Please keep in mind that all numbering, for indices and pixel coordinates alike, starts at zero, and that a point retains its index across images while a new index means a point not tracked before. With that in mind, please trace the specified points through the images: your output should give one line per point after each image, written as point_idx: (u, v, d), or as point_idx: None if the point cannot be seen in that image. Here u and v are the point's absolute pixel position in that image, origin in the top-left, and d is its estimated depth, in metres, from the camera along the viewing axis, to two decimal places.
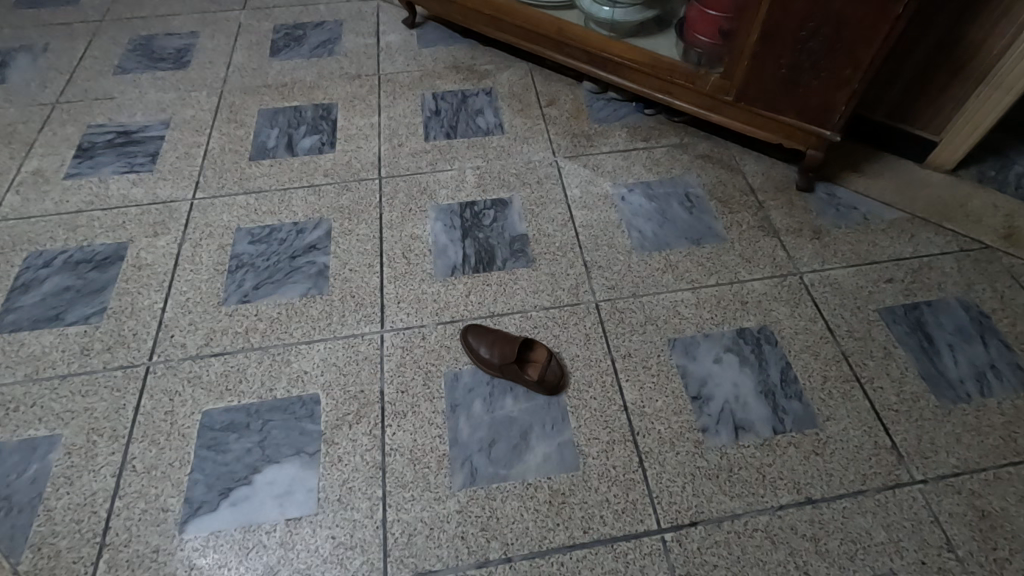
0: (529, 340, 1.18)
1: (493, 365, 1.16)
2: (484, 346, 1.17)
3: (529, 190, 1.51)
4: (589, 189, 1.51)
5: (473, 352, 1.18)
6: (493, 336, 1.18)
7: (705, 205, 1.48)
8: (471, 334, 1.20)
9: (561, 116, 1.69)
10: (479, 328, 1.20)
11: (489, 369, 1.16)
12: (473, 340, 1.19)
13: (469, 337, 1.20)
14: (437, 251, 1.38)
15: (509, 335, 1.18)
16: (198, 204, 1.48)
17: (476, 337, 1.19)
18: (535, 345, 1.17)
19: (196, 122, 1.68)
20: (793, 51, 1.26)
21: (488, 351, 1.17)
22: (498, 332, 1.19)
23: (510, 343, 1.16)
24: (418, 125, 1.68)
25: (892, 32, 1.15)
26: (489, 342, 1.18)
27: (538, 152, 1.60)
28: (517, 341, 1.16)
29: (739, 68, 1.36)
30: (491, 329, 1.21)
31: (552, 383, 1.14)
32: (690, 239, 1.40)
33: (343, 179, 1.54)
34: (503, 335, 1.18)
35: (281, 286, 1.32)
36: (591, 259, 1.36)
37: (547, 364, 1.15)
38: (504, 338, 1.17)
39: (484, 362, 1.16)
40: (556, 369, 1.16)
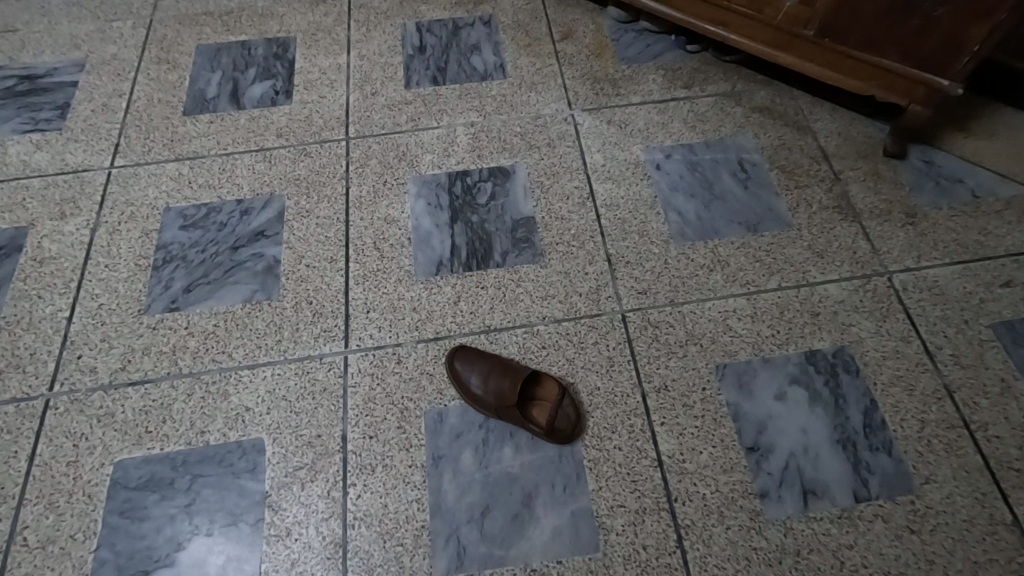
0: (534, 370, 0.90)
1: (486, 401, 0.89)
2: (474, 375, 0.91)
3: (536, 157, 1.18)
4: (613, 155, 1.18)
5: (460, 382, 0.91)
6: (486, 363, 0.91)
7: (764, 176, 1.15)
8: (458, 357, 0.93)
9: (579, 54, 1.32)
10: (470, 349, 0.93)
11: (481, 405, 0.90)
12: (460, 367, 0.92)
13: (453, 361, 0.93)
14: (418, 240, 1.08)
15: (508, 362, 0.91)
16: (118, 174, 1.17)
17: (465, 364, 0.92)
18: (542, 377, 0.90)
19: (118, 62, 1.33)
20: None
21: (480, 383, 0.90)
22: (493, 357, 0.92)
23: (509, 374, 0.89)
24: (397, 66, 1.32)
25: None
26: (482, 369, 0.91)
27: (549, 104, 1.25)
28: (518, 372, 0.89)
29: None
30: (485, 352, 0.93)
31: (563, 430, 0.87)
32: (745, 224, 1.09)
33: (300, 141, 1.21)
34: (500, 362, 0.91)
35: (219, 288, 1.04)
36: (615, 253, 1.06)
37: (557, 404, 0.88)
38: (501, 366, 0.90)
39: (474, 396, 0.90)
40: (569, 408, 0.89)
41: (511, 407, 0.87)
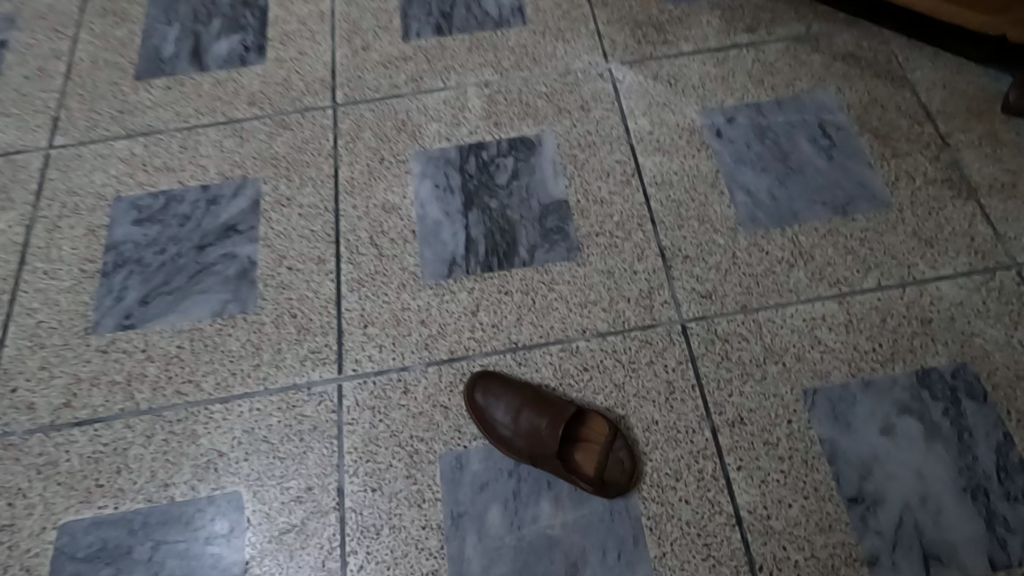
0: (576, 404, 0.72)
1: (517, 443, 0.71)
2: (500, 409, 0.73)
3: (566, 124, 0.95)
4: (662, 119, 0.95)
5: (481, 418, 0.73)
6: (513, 394, 0.73)
7: (853, 143, 0.92)
8: (478, 385, 0.75)
9: None
10: (491, 377, 0.75)
11: (509, 448, 0.71)
12: (481, 400, 0.74)
13: (470, 392, 0.75)
14: (425, 234, 0.88)
15: (542, 394, 0.73)
16: (58, 157, 0.96)
17: (487, 395, 0.74)
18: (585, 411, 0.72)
19: (55, 16, 1.10)
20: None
21: (507, 420, 0.72)
22: (522, 387, 0.74)
23: (546, 409, 0.71)
24: (392, 13, 1.08)
25: None
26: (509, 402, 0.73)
27: (580, 56, 1.01)
28: (556, 407, 0.71)
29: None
30: (512, 379, 0.75)
31: (615, 480, 0.70)
32: (832, 205, 0.87)
33: (277, 110, 0.99)
34: (532, 394, 0.73)
35: (182, 299, 0.84)
36: (669, 245, 0.85)
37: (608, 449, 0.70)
38: (534, 398, 0.72)
39: (501, 437, 0.72)
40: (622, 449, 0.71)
41: (551, 451, 0.69)
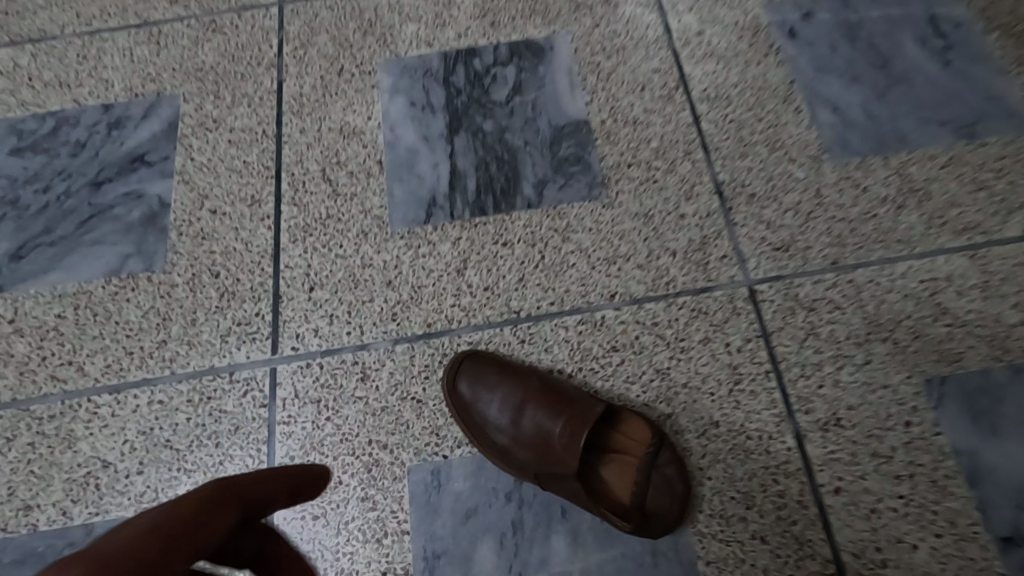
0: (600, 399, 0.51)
1: (518, 455, 0.51)
2: (494, 408, 0.52)
3: (586, 22, 0.71)
4: (715, 15, 0.71)
5: (467, 419, 0.53)
6: (512, 386, 0.53)
7: (977, 43, 0.67)
8: (461, 373, 0.54)
9: None
10: (481, 361, 0.54)
11: (505, 462, 0.51)
12: (467, 394, 0.53)
13: (451, 383, 0.54)
14: (396, 166, 0.65)
15: (551, 385, 0.52)
16: None
17: (475, 388, 0.53)
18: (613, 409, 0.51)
19: None
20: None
21: (505, 422, 0.52)
22: (524, 376, 0.53)
23: (557, 407, 0.50)
24: None
25: None
26: (507, 398, 0.52)
27: None
28: (571, 404, 0.50)
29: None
30: (510, 364, 0.54)
31: (659, 508, 0.48)
32: (952, 125, 0.63)
33: (206, 9, 0.75)
34: (536, 385, 0.52)
35: (67, 253, 0.62)
36: (728, 181, 0.62)
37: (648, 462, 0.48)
38: (540, 392, 0.52)
39: (495, 446, 0.52)
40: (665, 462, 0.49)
41: (564, 468, 0.48)
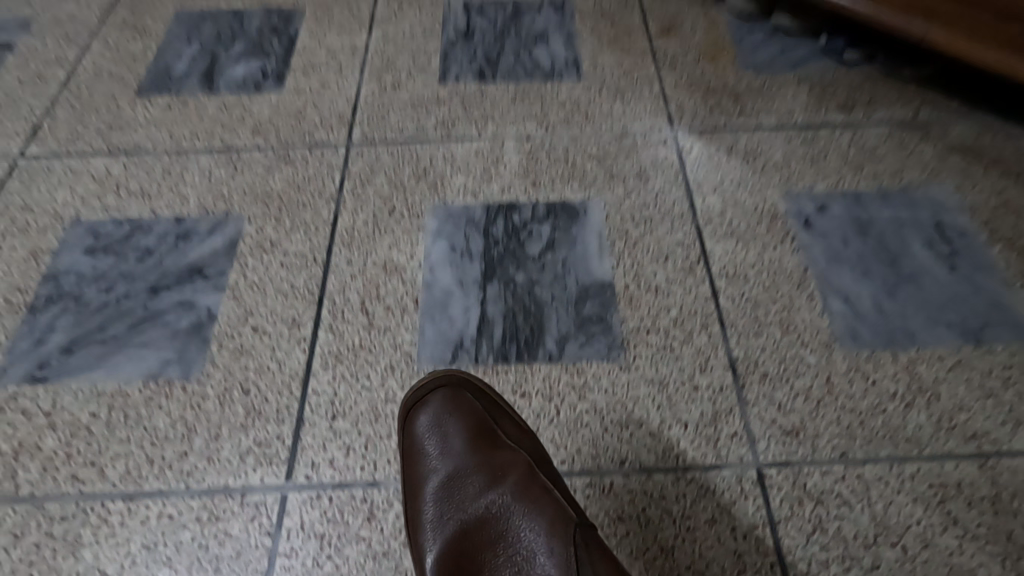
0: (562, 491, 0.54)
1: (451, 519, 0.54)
2: (446, 458, 0.57)
3: (619, 193, 0.79)
4: (736, 199, 0.78)
5: (416, 457, 0.58)
6: (472, 445, 0.57)
7: (982, 252, 0.73)
8: (426, 405, 0.59)
9: (683, 57, 0.95)
10: (453, 398, 0.59)
11: (428, 520, 0.54)
12: (427, 438, 0.58)
13: (417, 417, 0.59)
14: (429, 305, 0.70)
15: (515, 463, 0.55)
16: (25, 169, 0.83)
17: (437, 433, 0.58)
18: (566, 503, 0.52)
19: (72, 25, 1.02)
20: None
21: (450, 483, 0.56)
22: (488, 441, 0.57)
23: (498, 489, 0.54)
24: (432, 55, 0.97)
25: None
26: (463, 462, 0.56)
27: (641, 120, 0.87)
28: (518, 485, 0.54)
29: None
30: (478, 423, 0.58)
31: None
32: (958, 328, 0.67)
33: (282, 143, 0.85)
34: (501, 457, 0.56)
35: (113, 354, 0.66)
36: (742, 357, 0.65)
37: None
38: (494, 459, 0.56)
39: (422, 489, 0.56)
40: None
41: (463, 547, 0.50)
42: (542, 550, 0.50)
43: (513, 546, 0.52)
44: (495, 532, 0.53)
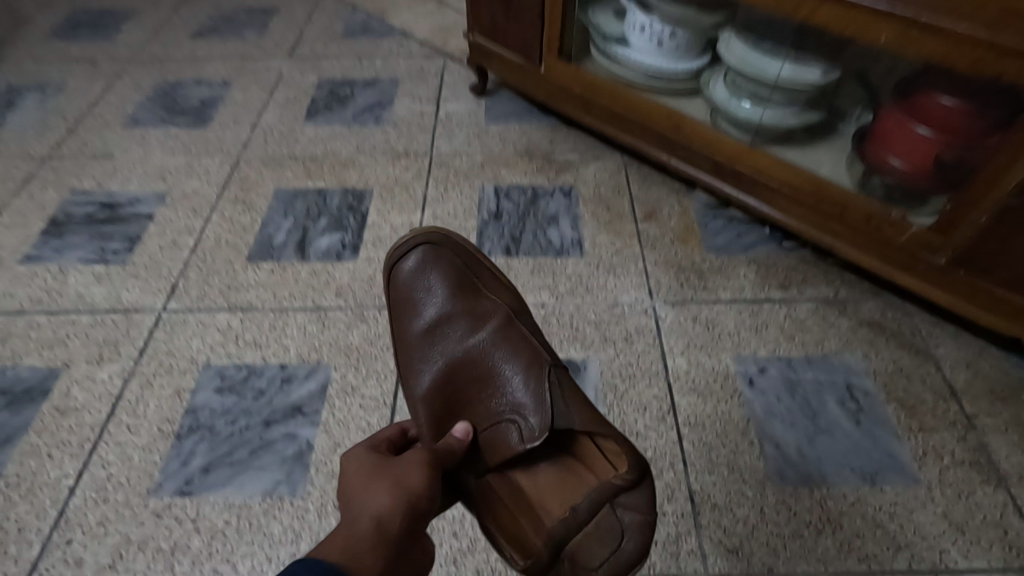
0: (526, 321, 0.84)
1: (439, 369, 0.85)
2: (434, 308, 0.88)
3: (610, 353, 1.05)
4: (698, 359, 1.04)
5: (416, 304, 0.89)
6: (459, 283, 0.88)
7: (880, 409, 0.98)
8: (412, 254, 0.90)
9: (662, 238, 1.25)
10: (434, 238, 0.90)
11: (424, 362, 0.86)
12: (419, 273, 0.89)
13: (413, 258, 0.90)
14: None
15: (483, 304, 0.85)
16: (167, 319, 1.11)
17: (423, 280, 0.89)
18: (528, 329, 0.83)
19: (196, 198, 1.35)
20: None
21: (443, 318, 0.87)
22: (471, 276, 0.88)
23: (472, 325, 0.85)
24: (470, 231, 1.27)
25: None
26: (448, 305, 0.87)
27: (628, 291, 1.15)
28: (488, 329, 0.84)
29: (988, 199, 0.84)
30: (455, 263, 0.89)
31: (560, 470, 0.77)
32: (859, 472, 0.91)
33: (358, 303, 1.14)
34: (478, 304, 0.86)
35: (239, 474, 0.91)
36: (699, 489, 0.89)
37: (547, 392, 0.75)
38: (466, 308, 0.86)
39: (421, 346, 0.87)
40: (582, 407, 0.74)
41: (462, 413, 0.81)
42: (512, 369, 0.80)
43: (488, 364, 0.82)
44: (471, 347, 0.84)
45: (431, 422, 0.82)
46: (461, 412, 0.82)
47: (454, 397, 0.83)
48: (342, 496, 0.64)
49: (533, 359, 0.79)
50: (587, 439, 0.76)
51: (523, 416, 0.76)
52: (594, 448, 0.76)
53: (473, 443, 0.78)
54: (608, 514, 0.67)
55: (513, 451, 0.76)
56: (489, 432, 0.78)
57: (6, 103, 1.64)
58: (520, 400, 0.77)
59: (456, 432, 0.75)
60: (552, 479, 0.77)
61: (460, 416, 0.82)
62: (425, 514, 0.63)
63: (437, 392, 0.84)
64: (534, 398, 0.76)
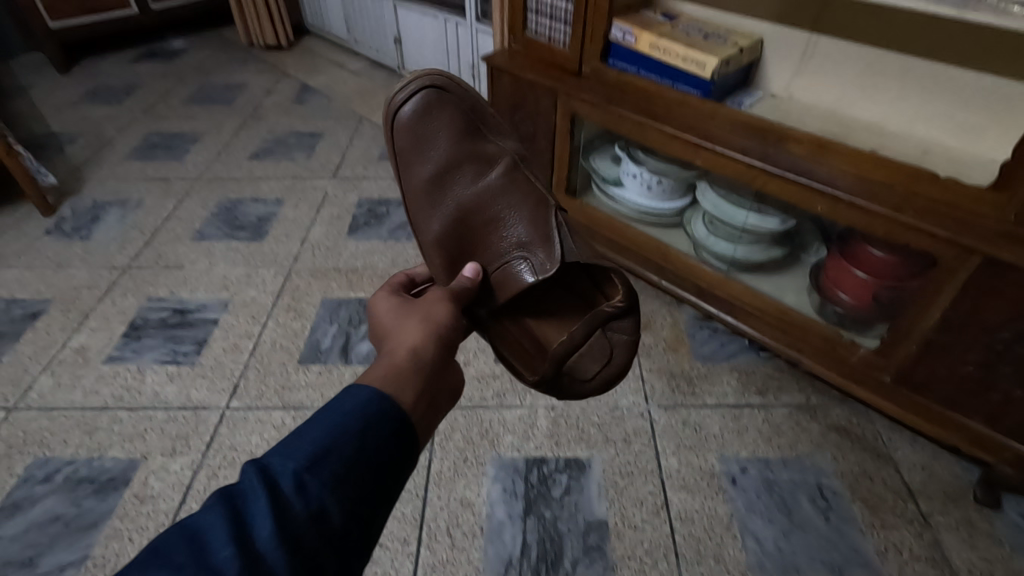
0: (527, 167, 1.01)
1: (453, 190, 1.01)
2: (440, 157, 1.02)
3: (612, 452, 1.22)
4: (688, 459, 1.21)
5: (422, 147, 1.02)
6: (462, 129, 1.02)
7: (846, 507, 1.13)
8: (415, 100, 1.02)
9: (656, 346, 1.45)
10: (435, 95, 1.02)
11: (434, 211, 1.01)
12: (423, 120, 1.02)
13: (413, 105, 1.02)
14: (490, 531, 1.10)
15: (487, 157, 1.01)
16: (230, 416, 1.29)
17: (427, 124, 1.02)
18: (530, 175, 0.99)
19: (254, 305, 1.57)
20: (1007, 283, 0.88)
21: (451, 162, 1.01)
22: (474, 127, 1.03)
23: (479, 175, 1.01)
24: None
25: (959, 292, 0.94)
26: (456, 145, 1.02)
27: (627, 395, 1.33)
28: (490, 185, 1.00)
29: (917, 332, 1.03)
30: (459, 109, 1.03)
31: (568, 313, 1.01)
32: (828, 565, 1.04)
33: None
34: (482, 148, 1.02)
35: None
36: None
37: (552, 230, 0.93)
38: (473, 132, 1.03)
39: (429, 209, 1.02)
40: (581, 245, 0.93)
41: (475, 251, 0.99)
42: (515, 215, 0.97)
43: (496, 208, 0.99)
44: (478, 203, 1.00)
45: (444, 254, 0.99)
46: (473, 251, 0.99)
47: (467, 236, 1.00)
48: (385, 331, 0.77)
49: (538, 203, 0.96)
50: (590, 281, 0.99)
51: (532, 260, 0.94)
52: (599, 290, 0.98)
53: (488, 277, 0.97)
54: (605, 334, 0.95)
55: (520, 284, 0.94)
56: (503, 270, 0.96)
57: (92, 217, 1.91)
58: (524, 239, 0.95)
59: (467, 272, 0.91)
60: (564, 307, 1.02)
61: (472, 258, 0.99)
62: (449, 342, 0.76)
63: (447, 234, 0.99)
64: (540, 234, 0.94)
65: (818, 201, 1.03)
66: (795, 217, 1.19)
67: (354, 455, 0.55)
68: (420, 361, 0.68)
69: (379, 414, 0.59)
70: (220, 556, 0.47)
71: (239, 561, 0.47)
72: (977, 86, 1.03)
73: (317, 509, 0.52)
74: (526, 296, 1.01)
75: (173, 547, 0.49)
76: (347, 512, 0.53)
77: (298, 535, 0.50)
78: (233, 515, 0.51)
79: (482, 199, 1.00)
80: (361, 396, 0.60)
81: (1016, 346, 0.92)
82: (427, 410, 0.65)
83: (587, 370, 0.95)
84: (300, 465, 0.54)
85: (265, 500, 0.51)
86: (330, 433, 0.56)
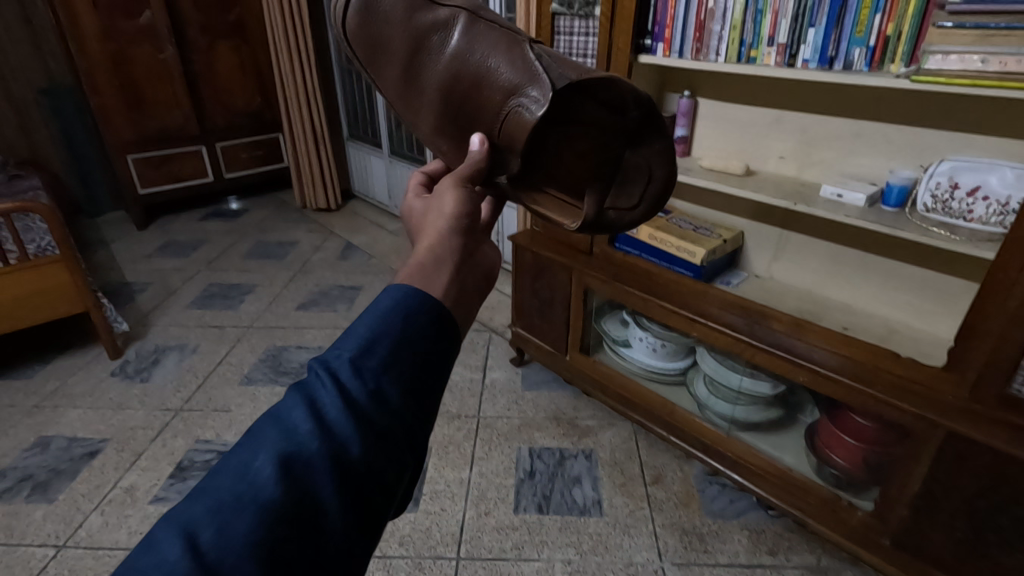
0: (490, 16, 0.79)
1: (428, 76, 0.79)
2: (398, 45, 0.80)
3: None
4: None
5: (378, 45, 0.81)
6: (410, 5, 0.80)
7: None
8: (352, 1, 0.81)
9: (668, 500, 1.52)
10: None
11: (420, 113, 0.80)
12: (369, 20, 0.81)
13: (353, 4, 0.81)
14: None
15: (443, 26, 0.79)
16: None
17: (376, 24, 0.81)
18: (497, 21, 0.77)
19: None
20: (971, 454, 1.00)
21: (410, 44, 0.79)
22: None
23: (444, 44, 0.78)
24: (508, 488, 1.56)
25: (938, 461, 1.05)
26: (413, 29, 0.80)
27: (641, 551, 1.38)
28: (455, 51, 0.77)
29: (905, 497, 1.13)
30: None
31: (585, 147, 0.79)
32: None
33: (417, 553, 1.38)
34: (437, 16, 0.79)
35: None
36: None
37: (535, 61, 0.71)
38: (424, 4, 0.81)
39: (412, 111, 0.81)
40: (571, 70, 0.72)
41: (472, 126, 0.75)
42: (495, 62, 0.74)
43: (473, 65, 0.75)
44: (454, 73, 0.76)
45: (452, 142, 0.78)
46: (467, 125, 0.76)
47: (458, 117, 0.76)
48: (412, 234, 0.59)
49: (513, 42, 0.74)
50: (594, 105, 0.75)
51: (526, 96, 0.70)
52: (609, 101, 0.74)
53: (493, 143, 0.72)
54: (624, 156, 0.81)
55: (527, 130, 0.69)
56: (506, 126, 0.71)
57: (152, 360, 2.13)
58: (514, 83, 0.71)
59: (473, 145, 0.66)
60: (578, 148, 0.79)
61: (472, 129, 0.75)
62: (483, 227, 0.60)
63: (439, 120, 0.78)
64: (526, 70, 0.71)
65: (797, 372, 1.19)
66: (784, 383, 1.34)
67: (408, 336, 0.44)
68: (442, 256, 0.51)
69: (422, 304, 0.46)
70: (300, 435, 0.39)
71: (319, 441, 0.38)
72: (924, 279, 1.23)
73: (381, 390, 0.41)
74: (545, 158, 0.78)
75: (257, 430, 0.40)
76: (414, 395, 0.42)
77: (368, 414, 0.40)
78: (302, 398, 0.41)
79: (454, 64, 0.77)
80: (393, 293, 0.46)
81: (995, 515, 1.01)
82: (459, 298, 0.49)
83: (624, 203, 0.82)
84: (356, 351, 0.42)
85: (331, 385, 0.41)
86: (378, 320, 0.44)
